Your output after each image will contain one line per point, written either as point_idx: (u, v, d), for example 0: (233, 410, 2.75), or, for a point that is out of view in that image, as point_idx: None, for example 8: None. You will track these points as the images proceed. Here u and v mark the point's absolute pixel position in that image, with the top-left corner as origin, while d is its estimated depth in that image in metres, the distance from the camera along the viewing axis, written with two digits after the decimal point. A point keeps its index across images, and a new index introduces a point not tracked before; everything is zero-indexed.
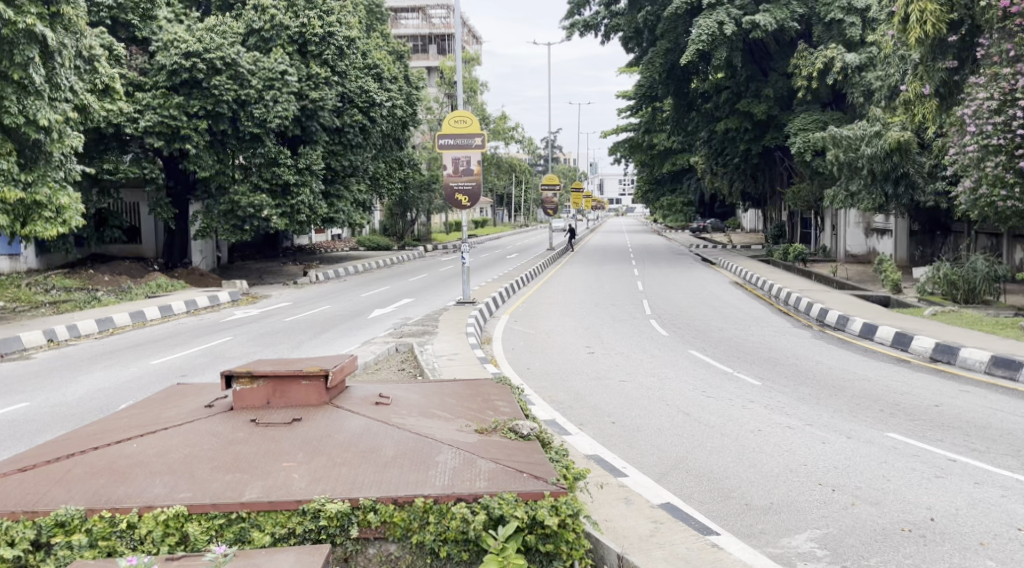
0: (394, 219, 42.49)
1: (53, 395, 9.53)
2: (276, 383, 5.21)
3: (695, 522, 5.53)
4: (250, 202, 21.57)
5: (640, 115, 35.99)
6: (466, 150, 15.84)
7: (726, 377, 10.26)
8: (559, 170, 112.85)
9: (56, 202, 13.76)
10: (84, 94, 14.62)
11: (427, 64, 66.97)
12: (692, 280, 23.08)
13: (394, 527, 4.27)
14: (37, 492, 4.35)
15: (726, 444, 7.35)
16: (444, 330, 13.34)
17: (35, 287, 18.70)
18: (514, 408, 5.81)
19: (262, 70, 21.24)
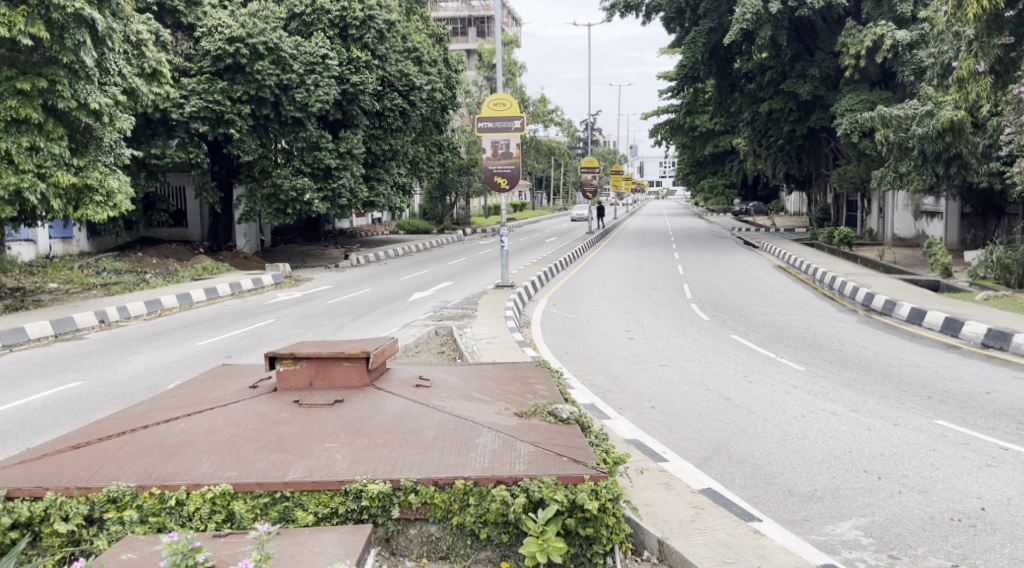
0: (434, 202, 42.66)
1: (105, 374, 9.77)
2: (319, 363, 5.28)
3: (737, 508, 5.48)
4: (293, 185, 21.82)
5: (682, 97, 35.53)
6: (506, 133, 15.79)
7: (768, 362, 10.13)
8: (598, 153, 112.09)
9: (106, 185, 13.95)
10: (132, 77, 14.85)
11: (466, 47, 67.01)
12: (733, 264, 22.84)
13: (435, 508, 4.30)
14: (90, 468, 4.46)
15: (768, 430, 7.26)
16: (484, 313, 13.37)
17: (88, 269, 19.15)
18: (552, 392, 5.80)
19: (304, 54, 21.37)
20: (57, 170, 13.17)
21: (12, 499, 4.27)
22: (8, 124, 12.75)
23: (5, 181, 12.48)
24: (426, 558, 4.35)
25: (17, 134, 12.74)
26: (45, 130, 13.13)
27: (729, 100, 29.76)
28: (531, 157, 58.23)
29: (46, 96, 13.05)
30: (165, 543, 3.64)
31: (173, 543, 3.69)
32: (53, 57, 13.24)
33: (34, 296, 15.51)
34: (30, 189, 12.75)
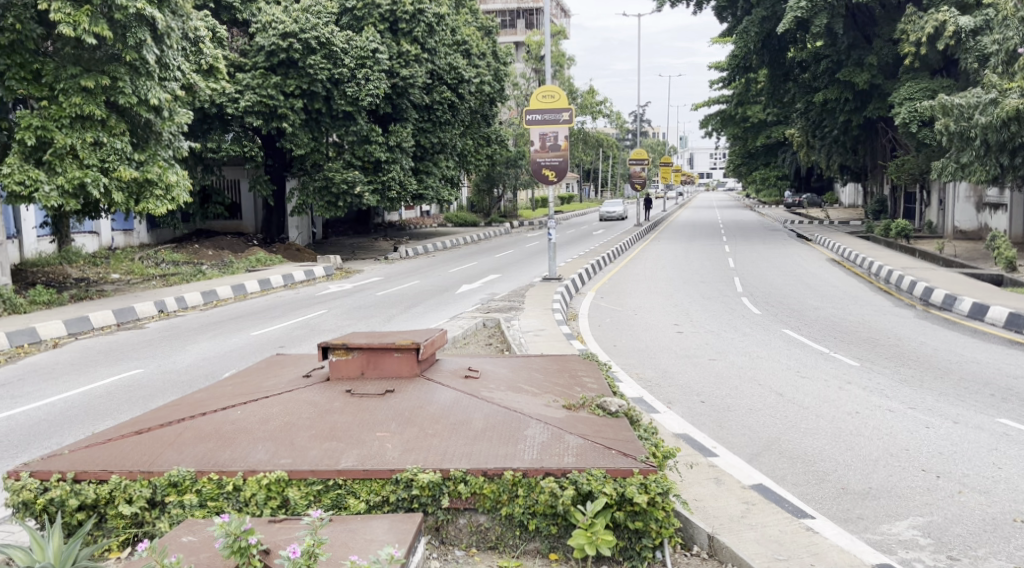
0: (481, 196, 42.77)
1: (164, 362, 10.04)
2: (370, 354, 5.35)
3: (788, 505, 5.41)
4: (344, 178, 22.10)
5: (733, 87, 34.98)
6: (554, 125, 15.75)
7: (821, 358, 9.95)
8: (648, 145, 111.02)
9: (165, 179, 14.25)
10: (191, 74, 15.18)
11: (514, 39, 66.88)
12: (785, 257, 22.45)
13: (484, 498, 4.33)
14: (151, 453, 4.58)
15: (821, 426, 7.14)
16: (531, 305, 13.38)
17: (147, 260, 19.65)
18: (601, 385, 5.78)
19: (355, 48, 21.50)
20: (119, 165, 13.48)
21: (79, 482, 4.42)
22: (73, 121, 13.18)
23: (70, 175, 12.88)
24: (476, 548, 4.41)
25: (81, 130, 13.20)
26: (108, 126, 13.52)
27: (781, 90, 28.99)
28: (579, 150, 57.90)
29: (109, 93, 13.45)
30: (218, 524, 3.64)
31: (224, 524, 3.69)
32: (116, 55, 13.60)
33: (97, 285, 15.99)
34: (94, 183, 13.10)
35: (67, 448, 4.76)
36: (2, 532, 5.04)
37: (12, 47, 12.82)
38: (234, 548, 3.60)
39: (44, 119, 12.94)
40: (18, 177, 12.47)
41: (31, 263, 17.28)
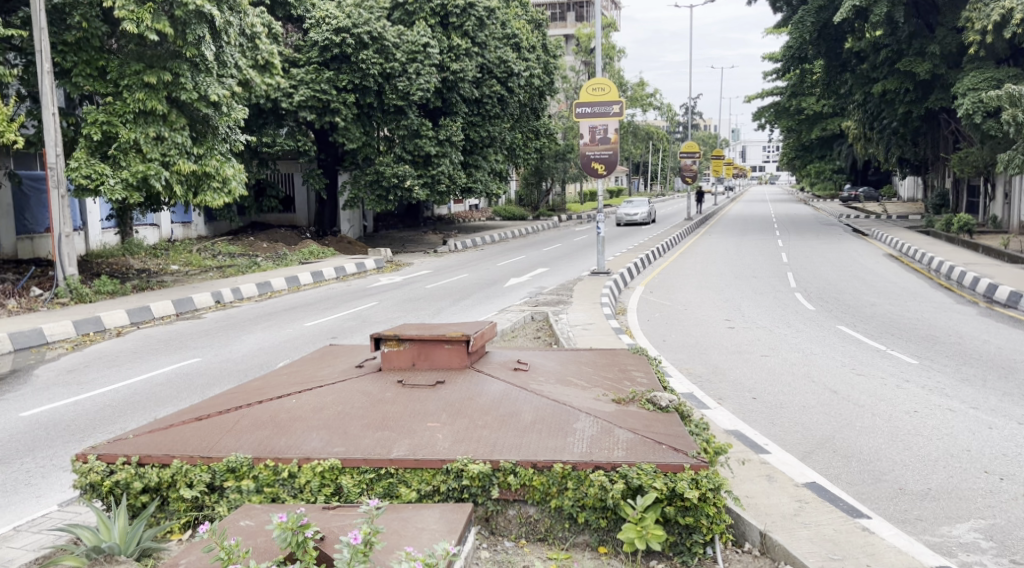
0: (530, 189, 42.77)
1: (221, 351, 10.28)
2: (421, 345, 5.40)
3: (843, 504, 5.32)
4: (394, 172, 22.29)
5: (788, 78, 34.35)
6: (604, 118, 15.65)
7: (878, 355, 9.75)
8: (699, 137, 109.61)
9: (223, 172, 14.56)
10: (247, 69, 15.44)
11: (563, 32, 66.53)
12: (840, 252, 22.02)
13: (534, 490, 4.35)
14: (210, 439, 4.70)
15: (877, 425, 7.00)
16: (579, 299, 13.36)
17: (205, 252, 20.12)
18: (651, 380, 5.75)
19: (406, 43, 21.66)
20: (179, 158, 13.79)
21: (143, 465, 4.56)
22: (136, 116, 13.53)
23: (133, 169, 13.23)
24: (525, 539, 4.43)
25: (144, 125, 13.53)
26: (169, 121, 13.84)
27: (839, 82, 28.89)
28: (629, 143, 57.48)
29: (170, 88, 13.77)
30: (276, 521, 3.64)
31: (282, 521, 3.70)
32: (176, 51, 13.90)
33: (158, 276, 16.43)
34: (156, 177, 13.44)
35: (131, 432, 4.91)
36: (70, 512, 5.23)
37: (79, 44, 13.37)
38: (291, 542, 3.60)
39: (109, 114, 13.32)
40: (85, 171, 12.89)
41: (95, 255, 17.85)
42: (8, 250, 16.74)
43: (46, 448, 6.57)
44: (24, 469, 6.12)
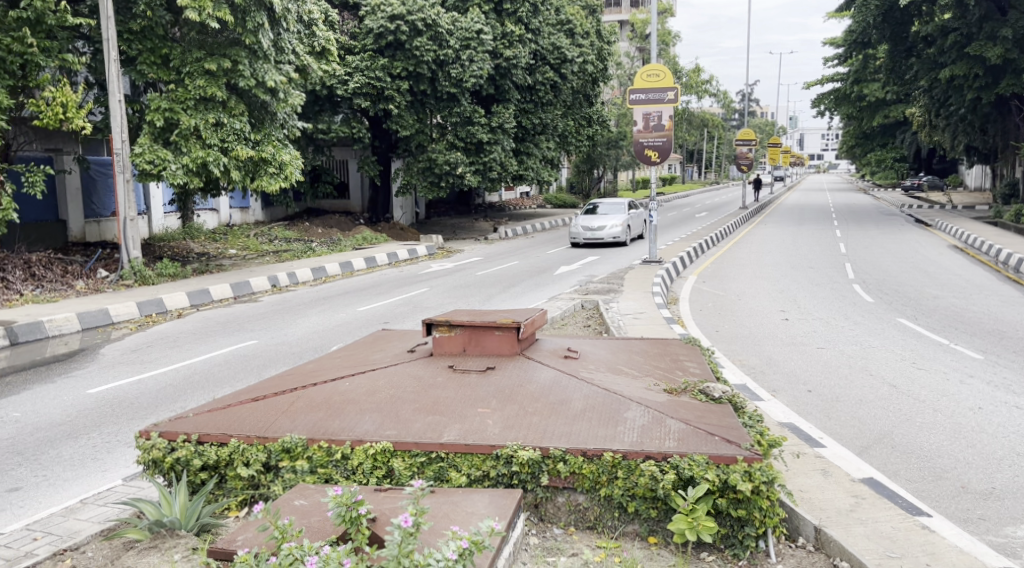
0: (582, 176, 42.59)
1: (276, 334, 10.47)
2: (472, 331, 5.43)
3: (902, 501, 5.20)
4: (446, 159, 22.36)
5: (851, 63, 33.46)
6: (658, 104, 15.46)
7: (940, 349, 9.48)
8: (755, 125, 107.78)
9: (279, 158, 14.76)
10: (304, 55, 15.64)
11: (618, 18, 65.72)
12: (902, 243, 21.42)
13: (583, 479, 4.34)
14: (266, 420, 4.79)
15: (938, 421, 6.83)
16: (630, 288, 13.25)
17: (262, 237, 20.51)
18: (704, 370, 5.69)
19: (459, 29, 21.56)
20: (237, 144, 14.05)
21: (202, 444, 4.67)
22: (197, 103, 13.82)
23: (193, 155, 13.52)
24: (574, 527, 4.43)
25: (205, 112, 13.80)
26: (228, 108, 14.10)
27: (904, 67, 28.08)
28: (683, 130, 56.73)
29: (230, 76, 14.01)
30: (331, 494, 3.69)
31: (336, 495, 3.74)
32: (236, 39, 14.15)
33: (217, 260, 16.80)
34: (215, 162, 13.74)
35: (191, 411, 5.03)
36: (133, 486, 5.40)
37: (143, 33, 13.71)
38: (345, 518, 3.65)
39: (172, 101, 13.63)
40: (147, 156, 13.21)
41: (157, 239, 18.33)
42: (77, 233, 17.28)
43: (112, 425, 6.78)
44: (91, 444, 6.33)
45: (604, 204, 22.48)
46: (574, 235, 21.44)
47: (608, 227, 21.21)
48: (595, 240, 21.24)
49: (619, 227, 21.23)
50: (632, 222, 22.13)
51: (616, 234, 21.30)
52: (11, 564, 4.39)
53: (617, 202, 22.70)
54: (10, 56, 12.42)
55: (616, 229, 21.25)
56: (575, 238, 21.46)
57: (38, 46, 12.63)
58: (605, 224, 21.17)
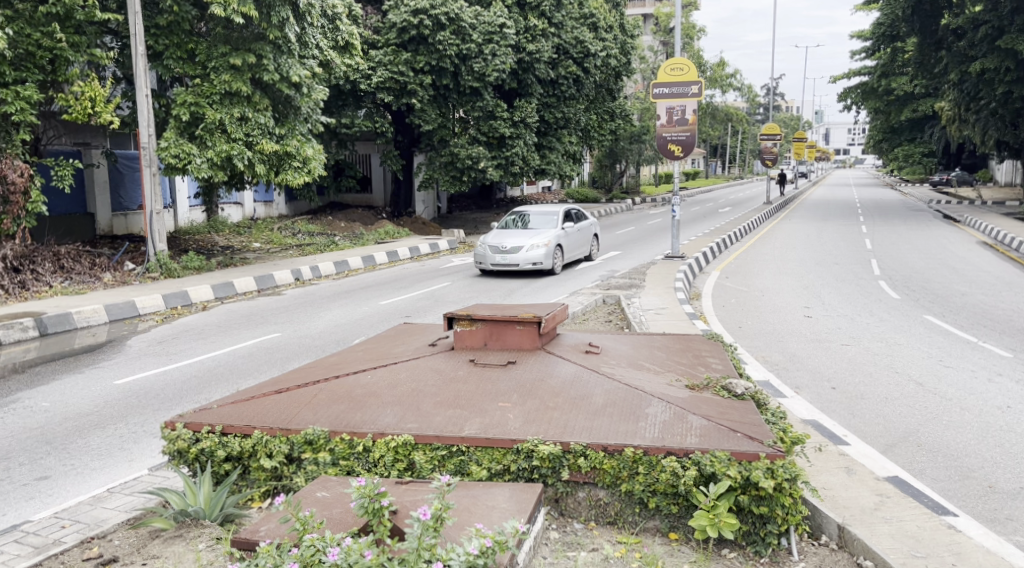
0: (604, 171, 42.48)
1: (299, 327, 10.55)
2: (493, 326, 5.45)
3: (927, 500, 5.15)
4: (469, 154, 22.41)
5: (879, 57, 33.02)
6: (682, 99, 15.36)
7: (968, 347, 9.37)
8: (780, 119, 106.80)
9: (303, 153, 14.88)
10: (328, 50, 15.72)
11: (642, 11, 65.27)
12: (930, 239, 21.16)
13: (604, 474, 4.34)
14: (289, 412, 4.83)
15: (965, 420, 6.74)
16: (652, 283, 13.20)
17: (285, 231, 20.65)
18: (726, 366, 5.67)
19: (483, 23, 21.51)
20: (261, 139, 14.16)
21: (226, 435, 4.72)
22: (222, 97, 13.92)
23: (218, 149, 13.65)
24: (595, 522, 4.43)
25: (230, 106, 13.91)
26: (253, 102, 14.20)
27: (933, 60, 27.72)
28: (707, 124, 56.35)
29: (255, 70, 14.10)
30: (354, 485, 3.70)
31: (359, 486, 3.75)
32: (261, 33, 14.21)
33: (241, 253, 16.95)
34: (239, 156, 13.86)
35: (215, 402, 5.08)
36: (159, 476, 5.47)
37: (170, 28, 13.82)
38: (368, 509, 3.66)
39: (197, 96, 13.74)
40: (173, 151, 13.36)
41: (183, 232, 18.53)
42: (104, 226, 17.49)
43: (138, 415, 6.87)
44: (118, 434, 6.42)
45: (529, 213, 16.01)
46: (479, 257, 15.07)
47: (525, 249, 14.65)
48: (506, 267, 14.76)
49: (544, 250, 14.83)
50: (570, 238, 15.83)
51: (535, 258, 14.73)
52: (40, 551, 4.47)
53: (549, 210, 16.01)
54: (39, 51, 12.56)
55: (536, 251, 14.67)
56: (481, 261, 15.11)
57: (66, 41, 12.78)
58: (523, 244, 14.77)
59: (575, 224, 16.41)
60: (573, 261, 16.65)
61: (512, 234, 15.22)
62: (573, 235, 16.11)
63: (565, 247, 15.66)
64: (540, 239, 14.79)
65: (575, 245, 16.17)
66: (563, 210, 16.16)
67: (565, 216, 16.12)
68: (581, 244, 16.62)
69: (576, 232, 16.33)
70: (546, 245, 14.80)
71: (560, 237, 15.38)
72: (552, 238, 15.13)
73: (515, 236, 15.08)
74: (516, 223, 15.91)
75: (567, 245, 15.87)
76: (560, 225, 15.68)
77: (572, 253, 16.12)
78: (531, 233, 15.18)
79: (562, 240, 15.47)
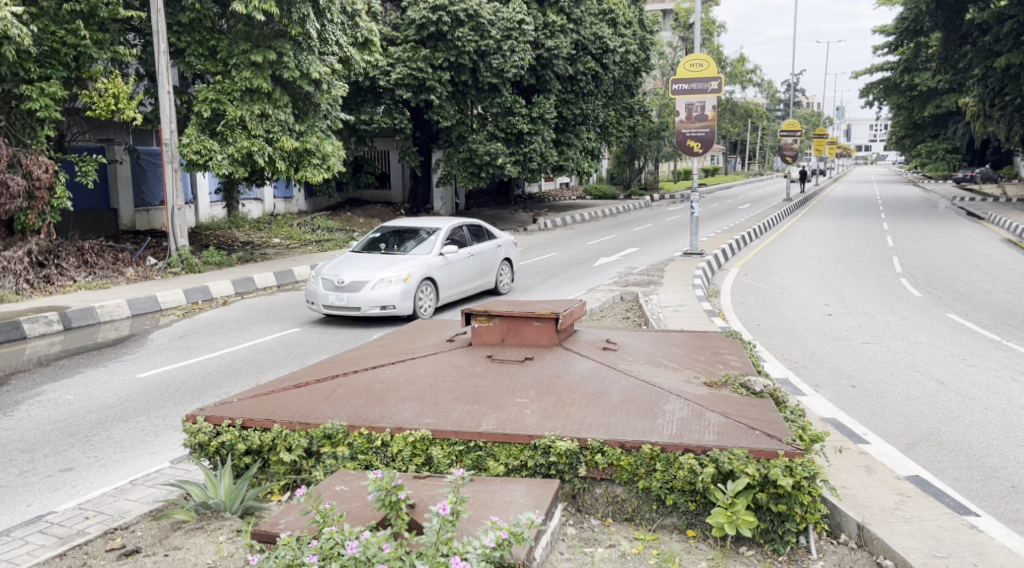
0: (622, 167, 42.35)
1: (318, 322, 10.61)
2: (510, 322, 5.46)
3: (949, 500, 5.12)
4: (487, 150, 22.41)
5: (903, 52, 32.69)
6: (701, 95, 15.28)
7: (991, 346, 9.28)
8: (801, 115, 105.98)
9: (322, 149, 14.98)
10: (348, 47, 15.78)
11: (661, 7, 64.93)
12: (952, 237, 20.95)
13: (621, 470, 4.34)
14: (309, 407, 4.87)
15: (988, 419, 6.68)
16: (670, 280, 13.15)
17: (304, 227, 20.78)
18: (745, 363, 5.65)
19: (501, 20, 21.51)
20: (282, 135, 14.26)
21: (246, 429, 4.77)
22: (243, 94, 14.01)
23: (239, 145, 13.77)
24: (612, 518, 4.45)
25: (250, 103, 14.01)
26: (273, 99, 14.29)
27: (957, 55, 27.43)
28: (726, 120, 56.04)
29: (275, 67, 14.18)
30: (371, 478, 3.71)
31: (376, 479, 3.77)
32: (281, 30, 14.27)
33: (261, 249, 17.08)
34: (260, 152, 13.97)
35: (235, 396, 5.13)
36: (181, 469, 5.53)
37: (192, 25, 13.92)
38: (384, 502, 3.66)
39: (218, 92, 13.85)
40: (195, 147, 13.47)
41: (203, 227, 18.69)
42: (127, 221, 17.67)
43: (160, 409, 6.95)
44: (141, 427, 6.50)
45: (399, 233, 11.33)
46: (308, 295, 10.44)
47: (369, 285, 10.05)
48: (345, 310, 10.18)
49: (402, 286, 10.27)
50: (456, 267, 11.29)
51: (385, 299, 10.12)
52: (65, 541, 4.54)
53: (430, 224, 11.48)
54: (63, 48, 12.70)
55: (384, 289, 10.04)
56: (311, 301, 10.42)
57: (90, 39, 12.91)
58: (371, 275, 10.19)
59: (467, 247, 11.74)
60: (464, 296, 11.88)
61: (363, 263, 10.65)
62: (461, 260, 11.46)
63: (446, 278, 11.07)
64: (395, 270, 10.20)
65: (460, 277, 11.42)
66: (448, 227, 11.51)
67: (449, 236, 11.46)
68: (474, 273, 11.81)
69: (460, 259, 11.44)
70: (403, 281, 10.22)
71: (432, 266, 10.77)
72: (417, 267, 10.58)
73: (367, 264, 10.59)
74: (377, 248, 11.21)
75: (453, 275, 11.34)
76: (439, 251, 11.07)
77: (459, 287, 11.49)
78: (390, 262, 10.60)
79: (437, 271, 10.89)
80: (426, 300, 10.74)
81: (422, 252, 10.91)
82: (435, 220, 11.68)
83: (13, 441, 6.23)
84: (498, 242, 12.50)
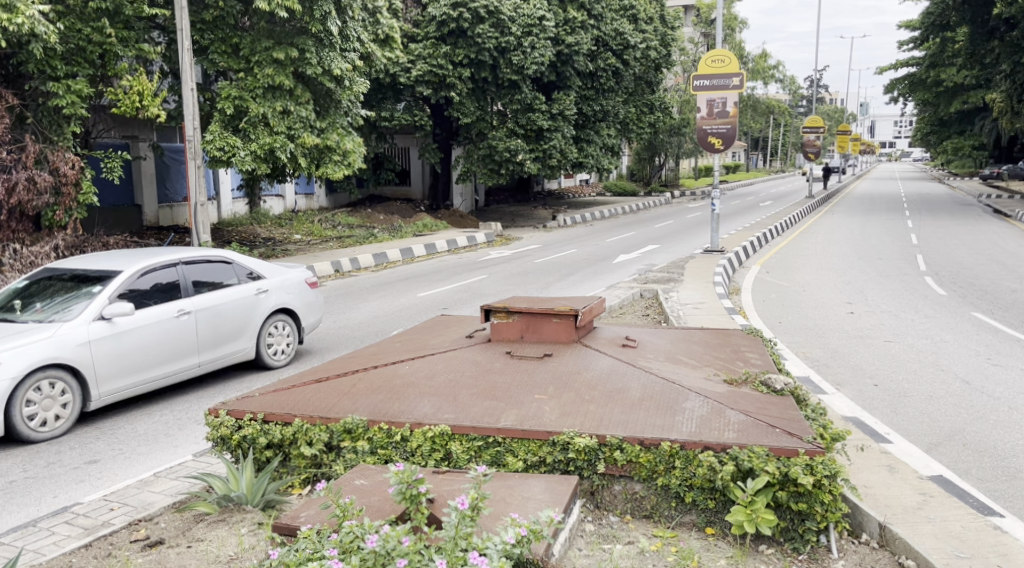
0: (642, 164, 42.22)
1: (339, 318, 10.68)
2: (529, 318, 5.47)
3: (972, 501, 5.07)
4: (506, 146, 22.42)
5: (929, 47, 32.33)
6: (723, 91, 15.20)
7: (1017, 345, 9.16)
8: (824, 112, 105.05)
9: (343, 146, 15.07)
10: (369, 43, 15.85)
11: (683, 3, 64.53)
12: (978, 234, 20.69)
13: (640, 467, 4.34)
14: (329, 401, 4.90)
15: (1013, 420, 6.61)
16: (691, 277, 13.10)
17: (325, 223, 20.89)
18: (766, 361, 5.62)
19: (522, 16, 21.53)
20: (303, 132, 14.37)
21: (268, 422, 4.81)
22: (265, 91, 14.11)
23: (261, 142, 13.87)
24: (630, 515, 4.45)
25: (272, 100, 14.10)
26: (295, 96, 14.38)
27: (984, 51, 27.10)
28: (748, 116, 55.66)
29: (297, 64, 14.28)
30: (392, 471, 3.72)
31: (398, 472, 3.77)
32: (303, 27, 14.35)
33: (282, 245, 17.21)
34: (282, 148, 14.07)
35: (257, 391, 5.18)
36: (204, 462, 5.58)
37: (215, 23, 14.04)
38: (405, 495, 3.68)
39: (241, 89, 13.95)
40: (218, 143, 13.59)
41: (226, 224, 18.85)
42: (151, 217, 17.85)
43: (183, 403, 7.02)
44: (165, 421, 6.57)
45: (61, 279, 6.92)
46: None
47: None
48: None
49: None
50: (150, 333, 6.81)
51: None
52: (90, 532, 4.60)
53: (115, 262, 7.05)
54: (90, 46, 12.86)
55: None
56: None
57: (115, 37, 13.05)
58: None
59: (178, 298, 7.17)
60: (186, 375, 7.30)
61: None
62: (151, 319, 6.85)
63: (123, 354, 6.60)
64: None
65: (165, 349, 6.97)
66: (148, 263, 7.11)
67: (147, 278, 7.05)
68: (201, 339, 7.29)
69: (160, 317, 6.94)
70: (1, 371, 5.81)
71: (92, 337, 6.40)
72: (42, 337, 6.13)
73: None
74: (10, 309, 6.72)
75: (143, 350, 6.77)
76: (100, 312, 6.54)
77: (168, 367, 7.01)
78: (12, 330, 6.25)
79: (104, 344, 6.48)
80: (147, 382, 6.85)
81: (62, 320, 6.39)
82: (135, 254, 7.31)
83: (39, 434, 6.32)
84: (259, 285, 7.91)
